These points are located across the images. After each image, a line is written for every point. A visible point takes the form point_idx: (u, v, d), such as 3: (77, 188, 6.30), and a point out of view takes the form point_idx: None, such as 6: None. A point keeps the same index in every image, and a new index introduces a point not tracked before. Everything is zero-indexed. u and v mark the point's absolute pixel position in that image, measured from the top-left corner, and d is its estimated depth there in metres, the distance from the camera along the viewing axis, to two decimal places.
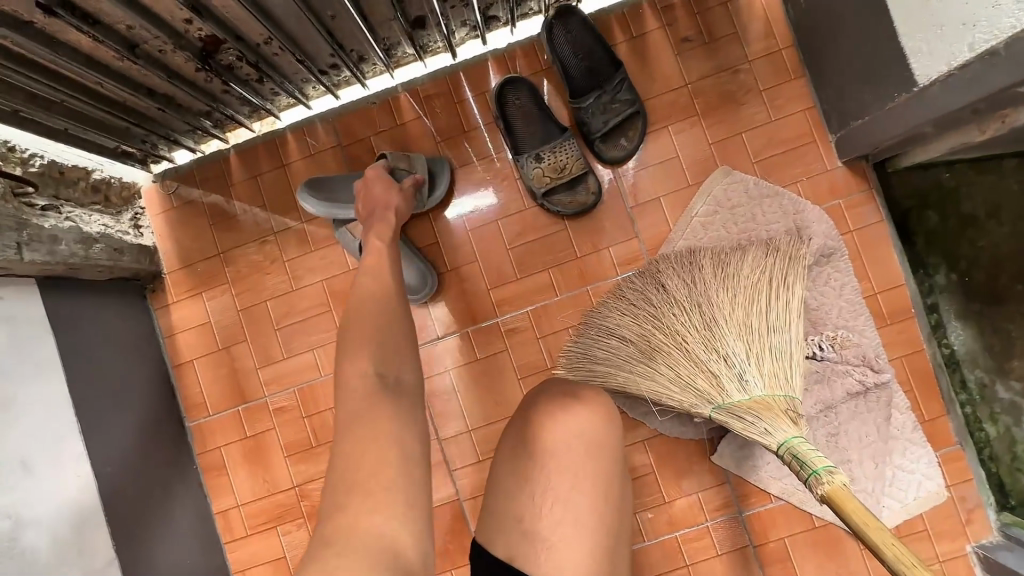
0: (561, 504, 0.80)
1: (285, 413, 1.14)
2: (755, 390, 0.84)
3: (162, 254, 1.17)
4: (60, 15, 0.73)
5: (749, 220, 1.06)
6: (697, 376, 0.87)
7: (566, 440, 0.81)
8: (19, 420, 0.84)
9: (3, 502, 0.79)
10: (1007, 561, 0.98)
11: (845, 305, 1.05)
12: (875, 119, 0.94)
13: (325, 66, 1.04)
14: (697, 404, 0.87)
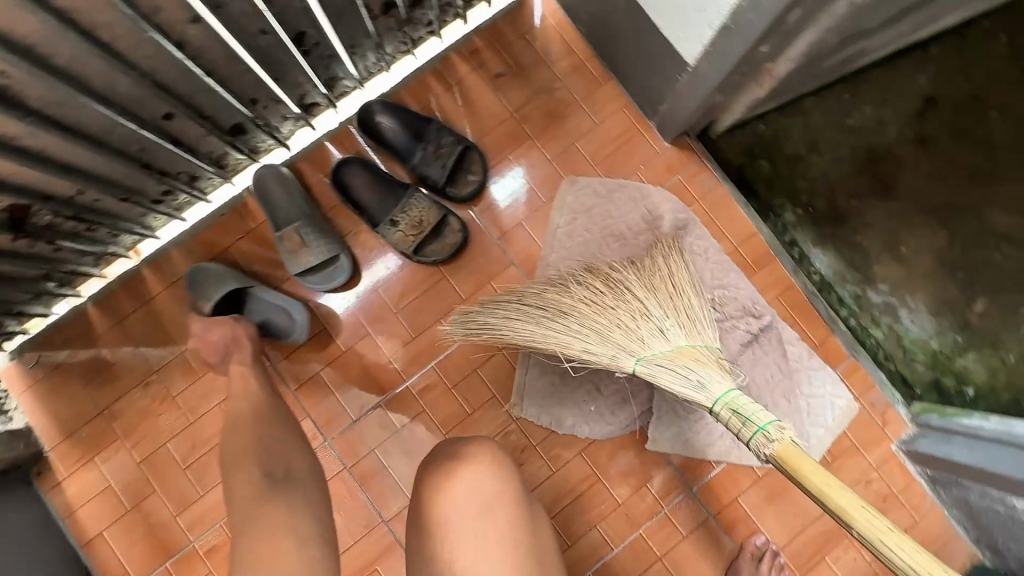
0: (473, 571, 0.76)
1: (218, 552, 1.07)
2: (677, 341, 0.85)
3: (39, 431, 1.09)
4: None
5: (607, 219, 1.13)
6: (616, 331, 0.87)
7: (459, 502, 0.79)
8: None
9: None
10: (925, 447, 1.06)
11: (714, 265, 1.12)
12: (675, 99, 1.04)
13: (157, 195, 1.03)
14: (620, 358, 0.86)
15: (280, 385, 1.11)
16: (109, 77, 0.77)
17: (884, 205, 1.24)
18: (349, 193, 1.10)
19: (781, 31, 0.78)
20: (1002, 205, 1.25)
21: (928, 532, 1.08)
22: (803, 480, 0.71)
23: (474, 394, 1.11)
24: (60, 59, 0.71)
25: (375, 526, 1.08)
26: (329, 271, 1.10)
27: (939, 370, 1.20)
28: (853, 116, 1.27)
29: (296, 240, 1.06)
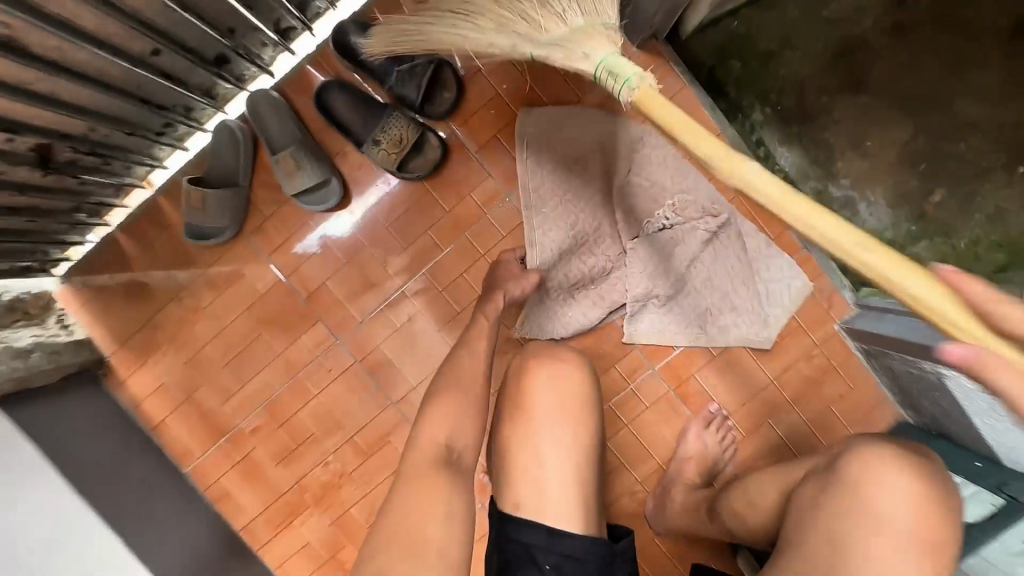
0: (557, 448, 0.95)
1: (260, 431, 1.30)
2: (574, 22, 0.74)
3: (97, 341, 1.29)
4: None
5: (566, 143, 1.20)
6: (507, 15, 0.79)
7: (548, 389, 0.99)
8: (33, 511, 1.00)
9: None
10: (860, 324, 1.17)
11: (672, 172, 1.20)
12: (637, 3, 1.06)
13: (160, 128, 1.13)
14: (516, 46, 0.77)
15: (291, 295, 1.27)
16: (102, 23, 0.86)
17: (852, 99, 1.27)
18: (333, 115, 1.18)
19: None
20: (974, 93, 1.27)
21: (860, 397, 1.25)
22: (657, 123, 0.68)
23: (462, 296, 1.25)
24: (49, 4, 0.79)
25: (385, 409, 1.28)
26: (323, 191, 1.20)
27: None
28: (830, 6, 1.26)
29: (291, 163, 1.15)
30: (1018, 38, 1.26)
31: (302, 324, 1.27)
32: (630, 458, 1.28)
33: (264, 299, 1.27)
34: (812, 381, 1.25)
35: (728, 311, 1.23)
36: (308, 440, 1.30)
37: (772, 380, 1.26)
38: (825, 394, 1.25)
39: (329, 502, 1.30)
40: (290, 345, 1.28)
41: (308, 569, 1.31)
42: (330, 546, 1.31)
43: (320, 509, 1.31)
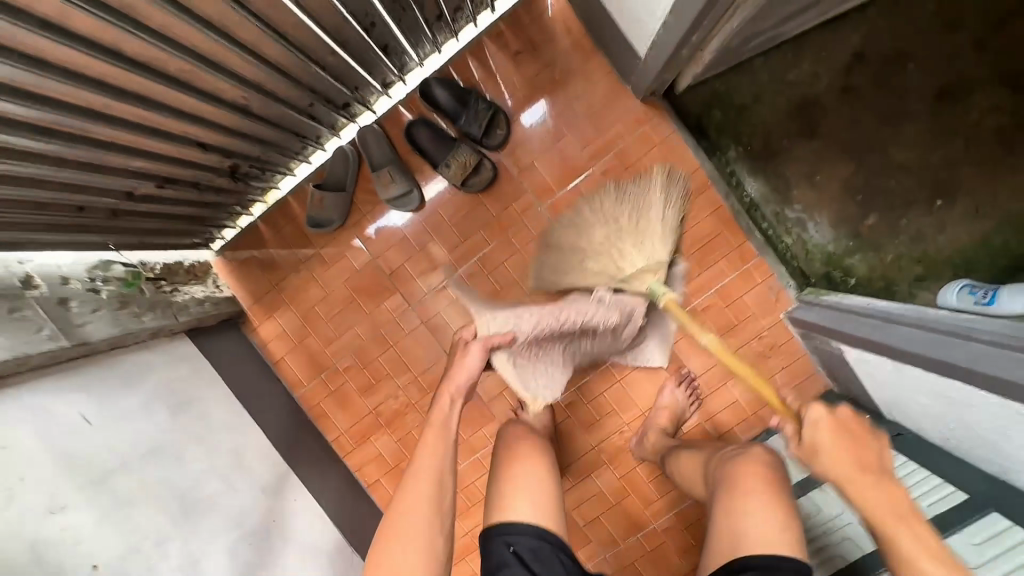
0: (527, 472, 1.29)
1: (350, 369, 1.78)
2: (640, 264, 1.45)
3: (239, 297, 1.79)
4: (167, 185, 1.31)
5: (514, 318, 1.42)
6: (598, 264, 1.48)
7: (519, 442, 1.40)
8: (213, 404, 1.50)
9: (229, 445, 1.46)
10: (796, 313, 1.58)
11: (584, 300, 1.44)
12: (639, 74, 1.49)
13: (299, 150, 1.62)
14: (604, 278, 1.50)
15: (378, 271, 1.74)
16: (290, 91, 1.32)
17: (806, 143, 1.67)
18: (418, 143, 1.64)
19: (693, 37, 1.21)
20: (905, 141, 1.63)
21: (798, 368, 1.65)
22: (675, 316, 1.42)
23: (503, 278, 1.70)
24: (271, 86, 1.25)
25: (442, 359, 1.75)
26: (407, 196, 1.66)
27: (831, 266, 1.68)
28: (792, 71, 1.65)
29: (387, 177, 1.62)
30: (943, 99, 1.61)
31: (385, 292, 1.75)
32: (621, 405, 1.72)
33: (359, 273, 1.75)
34: (761, 355, 1.66)
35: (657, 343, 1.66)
36: (384, 379, 1.77)
37: (731, 352, 1.67)
38: (771, 364, 1.66)
39: (396, 424, 1.78)
40: (375, 307, 1.75)
41: (379, 473, 1.79)
42: (395, 456, 1.78)
43: (390, 428, 1.78)
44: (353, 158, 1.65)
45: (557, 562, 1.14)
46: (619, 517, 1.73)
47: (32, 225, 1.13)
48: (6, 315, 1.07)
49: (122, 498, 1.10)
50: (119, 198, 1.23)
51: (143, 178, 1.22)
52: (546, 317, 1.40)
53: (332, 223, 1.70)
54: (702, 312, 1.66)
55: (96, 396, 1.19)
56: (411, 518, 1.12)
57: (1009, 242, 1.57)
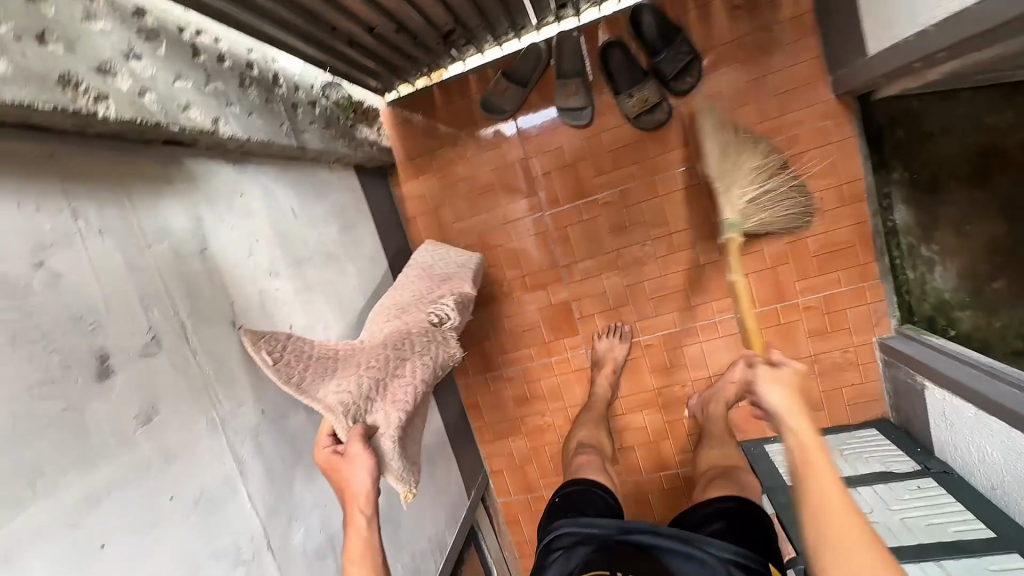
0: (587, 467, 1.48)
1: (471, 248, 1.96)
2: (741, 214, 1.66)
3: (395, 151, 1.95)
4: (399, 29, 1.45)
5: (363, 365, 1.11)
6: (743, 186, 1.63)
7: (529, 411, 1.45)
8: (366, 235, 1.70)
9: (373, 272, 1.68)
10: (891, 340, 1.70)
11: (400, 342, 1.21)
12: (850, 71, 1.49)
13: (501, 34, 1.70)
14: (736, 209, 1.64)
15: (525, 171, 1.86)
16: None
17: (971, 192, 1.64)
18: (609, 65, 1.69)
19: (933, 58, 1.22)
20: None
21: (866, 389, 1.77)
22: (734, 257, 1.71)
23: (636, 216, 1.81)
24: None
25: (552, 268, 1.91)
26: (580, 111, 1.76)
27: (939, 312, 1.71)
28: (992, 116, 1.58)
29: (572, 88, 1.72)
30: None
31: (525, 192, 1.88)
32: (692, 363, 1.87)
33: (508, 167, 1.87)
34: (838, 366, 1.78)
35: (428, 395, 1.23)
36: (495, 267, 1.95)
37: (812, 353, 1.79)
38: (843, 377, 1.78)
39: (493, 308, 1.99)
40: (510, 202, 1.90)
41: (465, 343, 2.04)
42: (483, 333, 2.02)
43: (486, 309, 1.99)
44: (544, 57, 1.73)
45: (599, 499, 1.29)
46: (650, 454, 1.96)
47: (296, 32, 1.29)
48: (264, 102, 1.24)
49: (309, 284, 1.32)
50: (362, 28, 1.39)
51: (387, 16, 1.36)
52: (389, 367, 1.14)
53: (504, 114, 1.82)
54: (802, 309, 1.77)
55: (299, 195, 1.39)
56: None
57: None
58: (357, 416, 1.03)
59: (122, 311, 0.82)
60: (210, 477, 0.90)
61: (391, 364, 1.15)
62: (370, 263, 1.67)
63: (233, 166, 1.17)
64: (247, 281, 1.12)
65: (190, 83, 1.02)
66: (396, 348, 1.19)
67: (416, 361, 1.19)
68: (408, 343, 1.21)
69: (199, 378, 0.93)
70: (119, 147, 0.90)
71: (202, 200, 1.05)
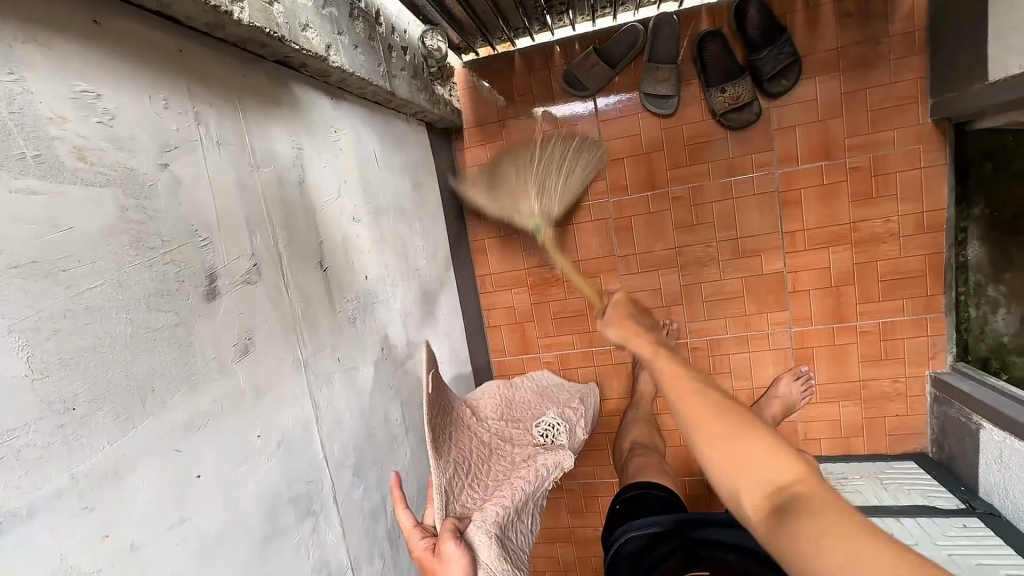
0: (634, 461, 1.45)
1: (527, 225, 1.91)
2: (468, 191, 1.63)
3: (463, 114, 1.88)
4: None
5: (463, 451, 1.18)
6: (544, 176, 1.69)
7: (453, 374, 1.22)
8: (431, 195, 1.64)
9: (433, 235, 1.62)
10: (945, 375, 1.68)
11: (495, 453, 1.30)
12: (957, 95, 1.45)
13: (599, 6, 1.63)
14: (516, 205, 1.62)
15: (596, 153, 1.81)
16: None
17: None
18: (704, 55, 1.64)
19: None
20: None
21: (910, 421, 1.75)
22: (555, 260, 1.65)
23: (704, 215, 1.76)
24: None
25: (608, 257, 1.86)
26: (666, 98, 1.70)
27: (995, 354, 1.64)
28: None
29: (664, 74, 1.66)
30: None
31: (593, 175, 1.82)
32: (736, 372, 1.84)
33: (580, 147, 1.82)
34: (885, 395, 1.76)
35: (523, 520, 1.22)
36: None
37: (860, 378, 1.76)
38: (888, 406, 1.76)
39: (540, 290, 1.94)
40: (576, 184, 1.84)
41: (505, 321, 1.99)
42: (524, 313, 1.97)
43: (533, 290, 1.94)
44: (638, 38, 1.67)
45: (658, 500, 1.32)
46: (678, 457, 1.94)
47: None
48: (367, 38, 1.17)
49: (383, 237, 1.27)
50: None
51: None
52: (482, 467, 1.20)
53: (586, 91, 1.75)
54: (859, 333, 1.74)
55: (381, 144, 1.32)
56: None
57: None
58: (457, 503, 1.05)
59: (231, 231, 0.77)
60: (290, 420, 0.85)
61: (484, 465, 1.21)
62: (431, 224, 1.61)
63: (330, 100, 1.11)
64: (334, 222, 1.06)
65: (310, 2, 0.95)
66: (488, 451, 1.28)
67: (510, 472, 1.25)
68: (498, 451, 1.31)
69: (290, 315, 0.88)
70: (238, 58, 0.84)
71: (304, 130, 1.00)
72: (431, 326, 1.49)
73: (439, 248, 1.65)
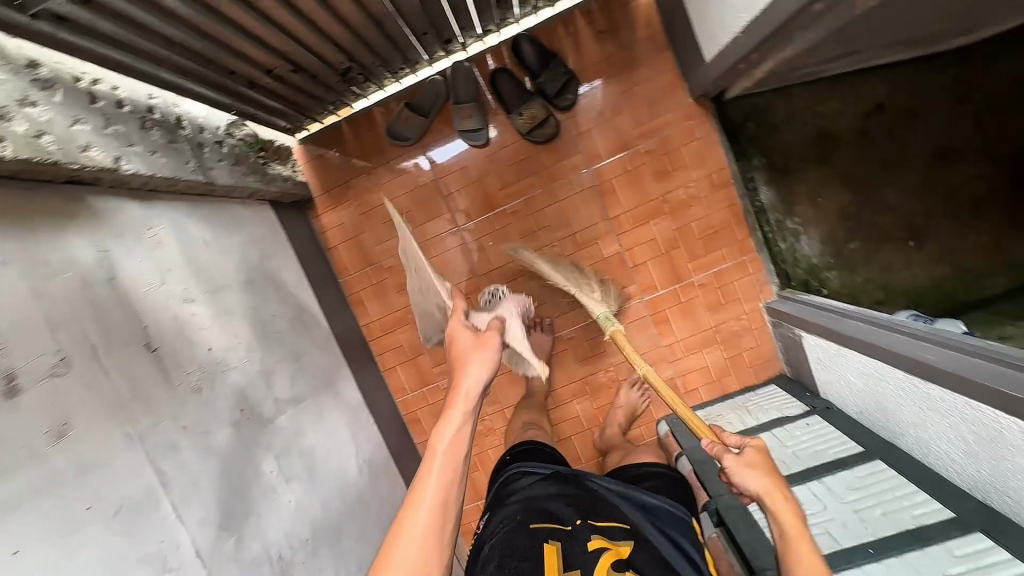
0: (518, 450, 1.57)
1: (394, 268, 2.07)
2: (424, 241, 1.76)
3: (310, 185, 2.05)
4: (296, 71, 1.57)
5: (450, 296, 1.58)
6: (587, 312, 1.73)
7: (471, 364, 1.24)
8: (287, 263, 1.77)
9: (295, 299, 1.73)
10: (771, 302, 1.93)
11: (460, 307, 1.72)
12: (697, 76, 1.76)
13: (397, 68, 1.85)
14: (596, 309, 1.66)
15: (435, 190, 2.01)
16: (413, 16, 1.58)
17: (820, 168, 1.97)
18: (498, 89, 1.89)
19: (749, 57, 1.48)
20: (899, 188, 1.94)
21: (763, 350, 1.98)
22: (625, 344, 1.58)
23: (541, 221, 1.98)
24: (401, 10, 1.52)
25: (472, 277, 2.04)
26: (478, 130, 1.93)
27: (811, 275, 2.00)
28: (822, 106, 1.94)
29: (467, 111, 1.88)
30: (938, 158, 1.92)
31: (438, 210, 2.02)
32: (611, 349, 2.03)
33: (420, 188, 2.02)
34: (736, 333, 1.99)
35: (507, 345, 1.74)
36: None
37: (711, 324, 1.99)
38: (741, 342, 1.99)
39: (422, 323, 2.08)
40: (426, 222, 2.03)
41: (399, 360, 2.11)
42: (414, 348, 2.10)
43: (416, 325, 2.08)
44: (441, 89, 1.91)
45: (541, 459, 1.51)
46: (585, 441, 2.07)
47: (193, 76, 1.38)
48: (167, 142, 1.32)
49: (228, 309, 1.38)
50: (261, 70, 1.50)
51: (281, 59, 1.49)
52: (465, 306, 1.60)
53: (409, 139, 1.96)
54: (697, 287, 1.97)
55: (213, 229, 1.45)
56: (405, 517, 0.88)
57: (956, 288, 1.92)
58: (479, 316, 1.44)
59: (26, 336, 0.87)
60: (128, 489, 0.93)
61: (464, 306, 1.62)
62: (290, 289, 1.73)
63: (138, 203, 1.23)
64: (160, 306, 1.17)
65: (90, 126, 1.09)
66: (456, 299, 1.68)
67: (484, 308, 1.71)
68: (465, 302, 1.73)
69: (113, 396, 0.97)
70: (19, 188, 0.96)
71: (110, 234, 1.11)
72: (305, 380, 1.59)
73: (305, 310, 1.76)
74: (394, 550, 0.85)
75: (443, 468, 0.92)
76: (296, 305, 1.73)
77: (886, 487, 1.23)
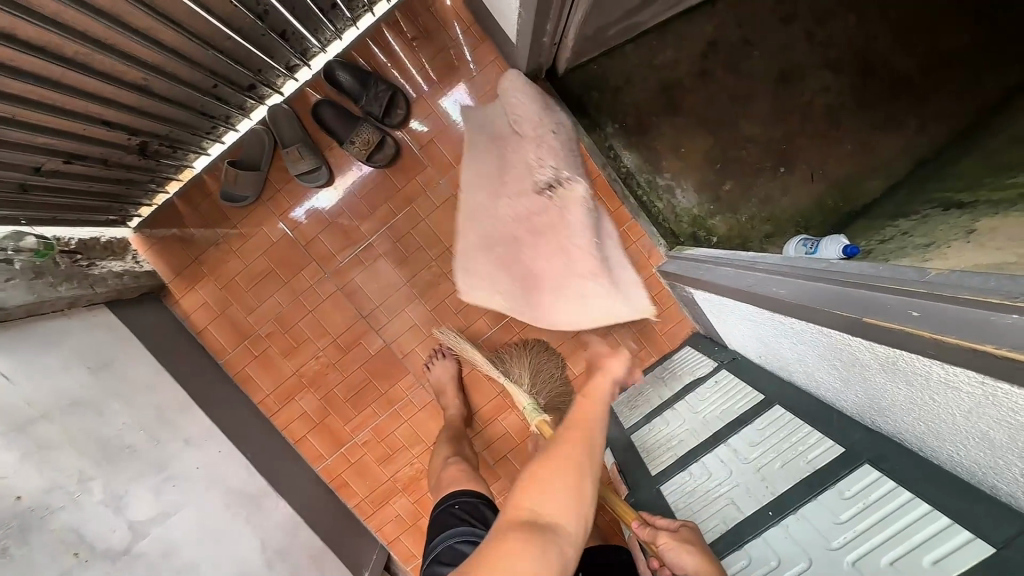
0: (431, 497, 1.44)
1: (274, 335, 1.92)
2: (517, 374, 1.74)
3: (159, 272, 1.89)
4: (74, 161, 1.41)
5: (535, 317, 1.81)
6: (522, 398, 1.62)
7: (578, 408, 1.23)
8: (137, 365, 1.60)
9: (155, 401, 1.57)
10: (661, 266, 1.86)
11: (543, 254, 1.75)
12: (516, 59, 1.69)
13: (208, 129, 1.71)
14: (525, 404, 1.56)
15: (291, 243, 1.88)
16: (193, 73, 1.45)
17: (674, 119, 1.92)
18: (325, 123, 1.78)
19: (543, 27, 1.41)
20: (755, 118, 1.91)
21: (669, 314, 1.92)
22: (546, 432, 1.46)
23: (411, 245, 1.88)
24: (172, 69, 1.39)
25: (357, 322, 1.91)
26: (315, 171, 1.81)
27: (697, 226, 1.94)
28: (657, 57, 1.90)
29: (296, 154, 1.76)
30: (781, 81, 1.90)
31: (302, 262, 1.89)
32: None
33: (277, 244, 1.88)
34: None
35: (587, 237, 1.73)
36: (304, 342, 1.92)
37: None
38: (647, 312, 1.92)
39: (319, 383, 1.94)
40: (294, 278, 1.89)
41: (306, 428, 1.95)
42: (318, 411, 1.95)
43: (314, 386, 1.94)
44: (266, 138, 1.80)
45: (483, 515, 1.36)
46: (523, 457, 1.95)
47: None
48: None
49: (48, 442, 1.21)
50: (27, 172, 1.33)
51: (47, 153, 1.33)
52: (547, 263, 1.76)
53: (248, 197, 1.83)
54: None
55: (16, 357, 1.27)
56: (562, 447, 0.89)
57: (835, 201, 1.90)
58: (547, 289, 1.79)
59: None
60: None
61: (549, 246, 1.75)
62: (146, 392, 1.56)
63: None
64: None
65: None
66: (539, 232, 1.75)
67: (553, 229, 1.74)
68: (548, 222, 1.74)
69: None
70: None
71: None
72: (177, 488, 1.43)
73: (170, 410, 1.60)
74: (549, 469, 0.85)
75: (589, 414, 0.96)
76: (157, 407, 1.57)
77: (784, 435, 1.15)
